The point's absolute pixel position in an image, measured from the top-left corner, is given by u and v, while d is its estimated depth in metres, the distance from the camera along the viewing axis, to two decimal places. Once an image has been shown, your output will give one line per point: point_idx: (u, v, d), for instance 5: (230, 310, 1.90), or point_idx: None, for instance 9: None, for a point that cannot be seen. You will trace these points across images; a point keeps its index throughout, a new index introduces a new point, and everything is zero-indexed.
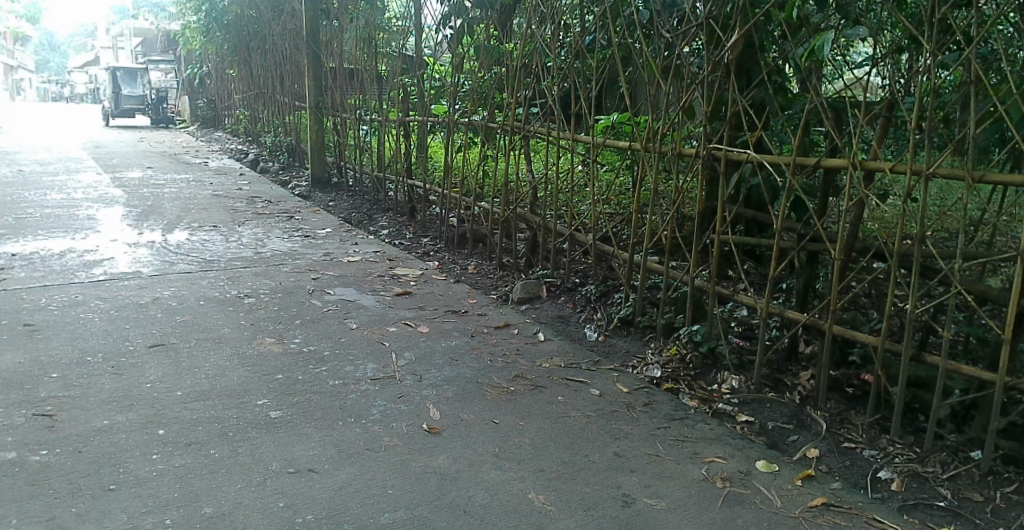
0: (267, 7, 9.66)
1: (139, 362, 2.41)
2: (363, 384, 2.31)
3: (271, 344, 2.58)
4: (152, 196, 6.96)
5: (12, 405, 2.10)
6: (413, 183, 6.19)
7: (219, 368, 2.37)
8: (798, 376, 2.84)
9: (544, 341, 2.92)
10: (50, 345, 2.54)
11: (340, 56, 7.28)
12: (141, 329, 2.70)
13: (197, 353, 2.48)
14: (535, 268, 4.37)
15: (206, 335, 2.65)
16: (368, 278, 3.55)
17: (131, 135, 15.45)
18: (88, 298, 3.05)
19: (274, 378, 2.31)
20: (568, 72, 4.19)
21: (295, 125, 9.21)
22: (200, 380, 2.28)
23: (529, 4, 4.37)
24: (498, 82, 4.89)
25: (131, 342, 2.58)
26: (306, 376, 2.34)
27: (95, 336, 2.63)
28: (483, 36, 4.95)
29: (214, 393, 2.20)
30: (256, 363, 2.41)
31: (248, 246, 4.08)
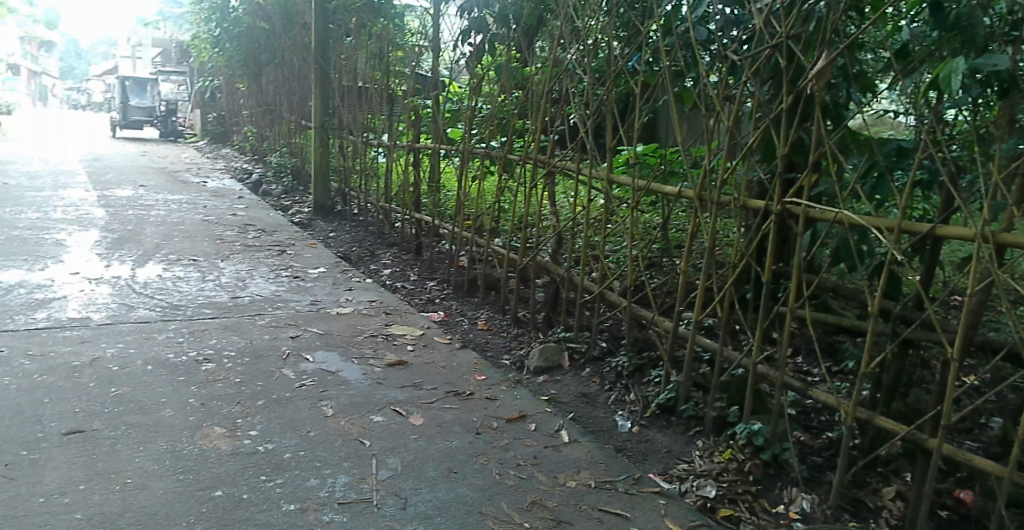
0: (280, 16, 9.34)
1: (40, 462, 2.49)
2: (326, 514, 2.28)
3: (218, 439, 2.74)
4: (137, 219, 7.29)
5: None
6: (422, 218, 5.75)
7: (141, 479, 2.42)
8: (879, 493, 2.46)
9: (567, 443, 2.89)
10: None
11: (353, 74, 6.90)
12: (62, 406, 2.96)
13: (121, 450, 2.61)
14: (556, 327, 4.08)
15: (140, 421, 2.85)
16: (357, 341, 3.94)
17: (137, 149, 15.42)
18: (14, 355, 3.47)
19: (212, 497, 2.34)
20: (601, 100, 3.76)
21: (301, 146, 8.88)
22: (112, 495, 2.31)
23: (564, 18, 3.94)
24: (520, 107, 4.44)
25: (44, 429, 2.73)
26: (251, 495, 2.37)
27: (6, 414, 2.84)
28: (504, 56, 4.52)
29: (128, 516, 2.20)
30: (189, 472, 2.49)
31: (223, 289, 4.84)
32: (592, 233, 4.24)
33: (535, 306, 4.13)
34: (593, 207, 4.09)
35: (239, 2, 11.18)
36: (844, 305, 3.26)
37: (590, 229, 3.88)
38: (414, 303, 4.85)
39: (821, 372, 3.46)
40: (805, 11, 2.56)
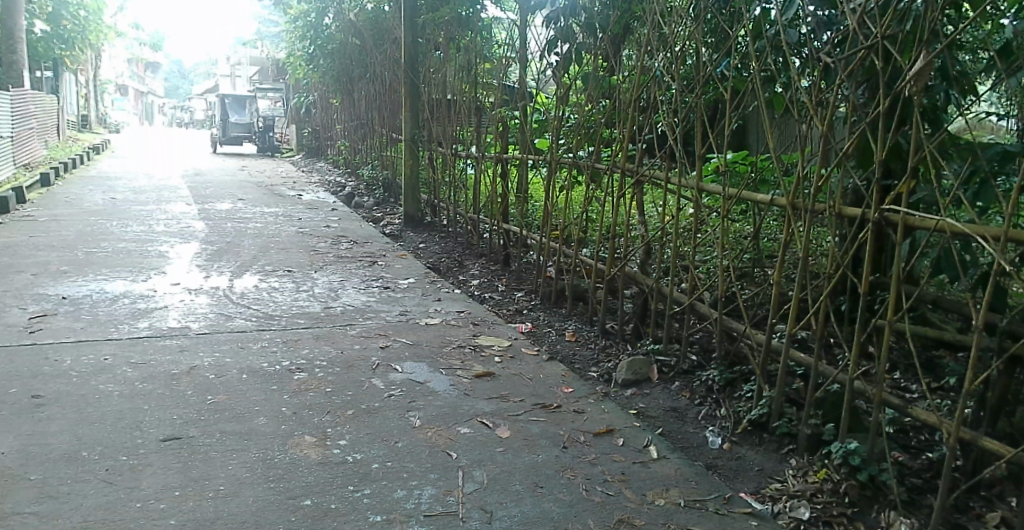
0: (372, 32, 9.69)
1: (138, 469, 2.62)
2: (411, 526, 2.31)
3: (309, 448, 2.83)
4: (236, 232, 7.65)
5: None
6: (510, 228, 5.85)
7: (233, 487, 2.51)
8: (986, 519, 2.31)
9: (655, 460, 2.86)
10: (53, 439, 2.84)
11: (442, 87, 7.07)
12: (160, 413, 3.12)
13: (215, 457, 2.73)
14: (644, 338, 4.16)
15: (235, 429, 2.98)
16: (445, 351, 4.02)
17: (237, 164, 16.23)
18: (118, 364, 3.69)
19: (301, 506, 2.41)
20: (690, 107, 3.72)
21: (393, 159, 9.15)
22: (206, 502, 2.41)
23: (652, 25, 3.93)
24: (607, 116, 4.46)
25: (145, 436, 2.89)
26: (337, 505, 2.42)
27: (111, 421, 3.03)
28: (592, 65, 4.54)
29: (219, 523, 2.28)
30: (279, 480, 2.57)
31: (316, 300, 5.00)
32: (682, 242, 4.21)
33: (622, 318, 4.22)
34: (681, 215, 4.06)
35: (333, 20, 11.62)
36: (946, 318, 3.10)
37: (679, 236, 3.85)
38: (502, 312, 4.97)
39: (920, 388, 3.31)
40: (901, 10, 2.44)
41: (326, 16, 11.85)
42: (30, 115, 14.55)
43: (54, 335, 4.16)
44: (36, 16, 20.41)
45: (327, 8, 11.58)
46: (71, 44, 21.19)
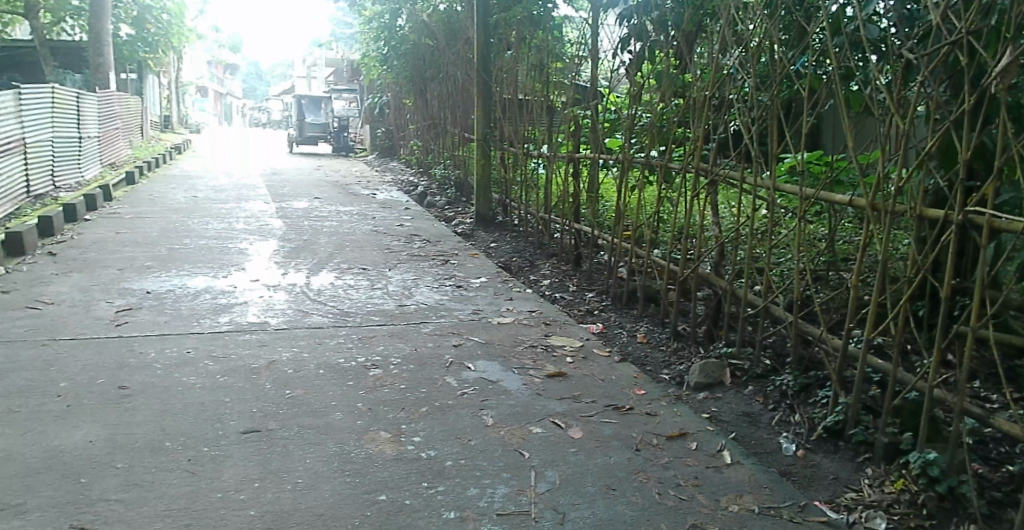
0: (444, 31, 9.97)
1: (219, 460, 2.74)
2: (484, 525, 2.37)
3: (384, 443, 2.93)
4: (312, 229, 7.92)
5: (64, 506, 2.38)
6: (582, 229, 6.03)
7: (311, 480, 2.61)
8: None
9: (729, 466, 2.90)
10: (138, 429, 2.99)
11: (514, 87, 7.36)
12: (239, 406, 3.24)
13: (292, 450, 2.84)
14: (717, 341, 4.32)
15: (313, 422, 3.09)
16: (517, 350, 4.23)
17: (312, 163, 16.81)
18: (201, 357, 3.87)
19: (377, 501, 2.48)
20: (767, 107, 3.69)
21: (465, 158, 9.39)
22: (284, 494, 2.50)
23: (727, 20, 3.91)
24: (681, 117, 4.53)
25: (225, 428, 3.02)
26: (411, 501, 2.48)
27: (194, 412, 3.18)
28: (665, 63, 4.60)
29: (297, 515, 2.37)
30: (355, 475, 2.65)
31: (389, 299, 5.16)
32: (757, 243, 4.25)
33: (695, 321, 4.39)
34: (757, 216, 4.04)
35: (405, 21, 11.91)
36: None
37: (753, 236, 3.83)
38: (574, 313, 5.16)
39: (1003, 398, 3.23)
40: (987, 4, 2.36)
41: (399, 18, 12.13)
42: (116, 116, 15.29)
43: (139, 328, 4.38)
44: (122, 21, 21.45)
45: (400, 9, 11.88)
46: (155, 47, 22.19)
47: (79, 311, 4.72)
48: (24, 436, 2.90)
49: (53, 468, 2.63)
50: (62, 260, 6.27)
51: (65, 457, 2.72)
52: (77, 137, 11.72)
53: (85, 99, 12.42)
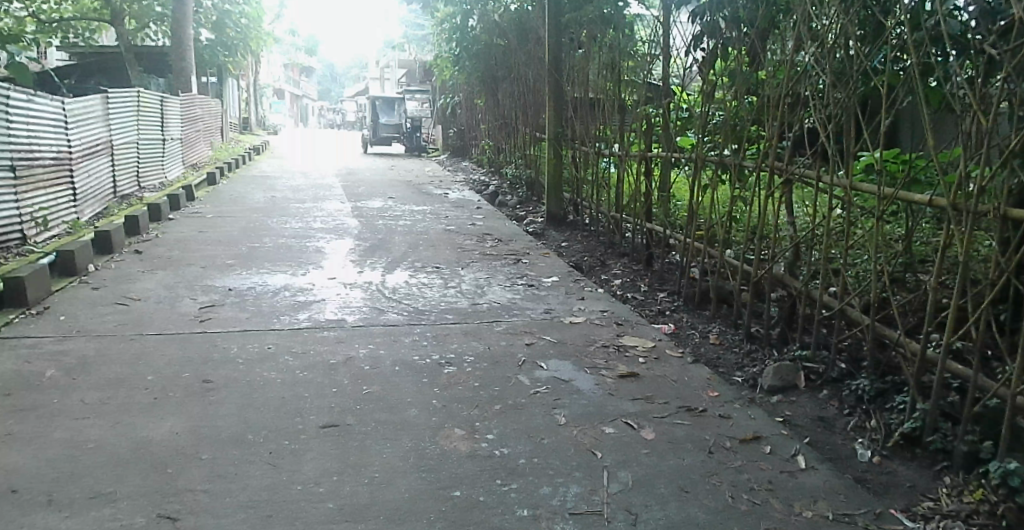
0: (516, 31, 10.17)
1: (298, 454, 2.90)
2: (557, 523, 2.46)
3: (459, 440, 3.06)
4: (386, 228, 8.18)
5: (151, 495, 2.57)
6: (654, 228, 6.09)
7: (387, 475, 2.74)
8: None
9: (803, 471, 2.90)
10: (222, 422, 3.20)
11: (585, 86, 7.54)
12: (315, 402, 3.42)
13: (371, 445, 2.99)
14: (791, 343, 4.31)
15: (390, 418, 3.25)
16: (589, 350, 4.31)
17: (386, 163, 17.26)
18: (282, 353, 4.09)
19: (451, 497, 2.60)
20: (845, 105, 3.69)
21: (536, 157, 9.53)
22: (364, 487, 2.65)
23: (802, 19, 3.98)
24: (754, 114, 4.57)
25: (305, 423, 3.20)
26: (485, 498, 2.59)
27: (275, 406, 3.37)
28: (736, 61, 4.74)
29: (375, 509, 2.51)
30: (432, 471, 2.78)
31: (461, 297, 5.32)
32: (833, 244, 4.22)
33: (769, 323, 4.39)
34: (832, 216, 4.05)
35: (477, 22, 12.14)
36: None
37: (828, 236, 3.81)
38: (646, 313, 5.23)
39: None
40: None
41: (471, 18, 12.25)
42: (198, 118, 16.07)
43: (222, 324, 4.65)
44: (202, 26, 22.45)
45: (472, 10, 12.12)
46: (235, 51, 23.13)
47: (165, 307, 5.03)
48: (115, 426, 3.14)
49: (141, 458, 2.85)
50: (149, 258, 6.67)
51: (153, 448, 2.94)
52: (161, 139, 12.37)
53: (169, 101, 13.11)
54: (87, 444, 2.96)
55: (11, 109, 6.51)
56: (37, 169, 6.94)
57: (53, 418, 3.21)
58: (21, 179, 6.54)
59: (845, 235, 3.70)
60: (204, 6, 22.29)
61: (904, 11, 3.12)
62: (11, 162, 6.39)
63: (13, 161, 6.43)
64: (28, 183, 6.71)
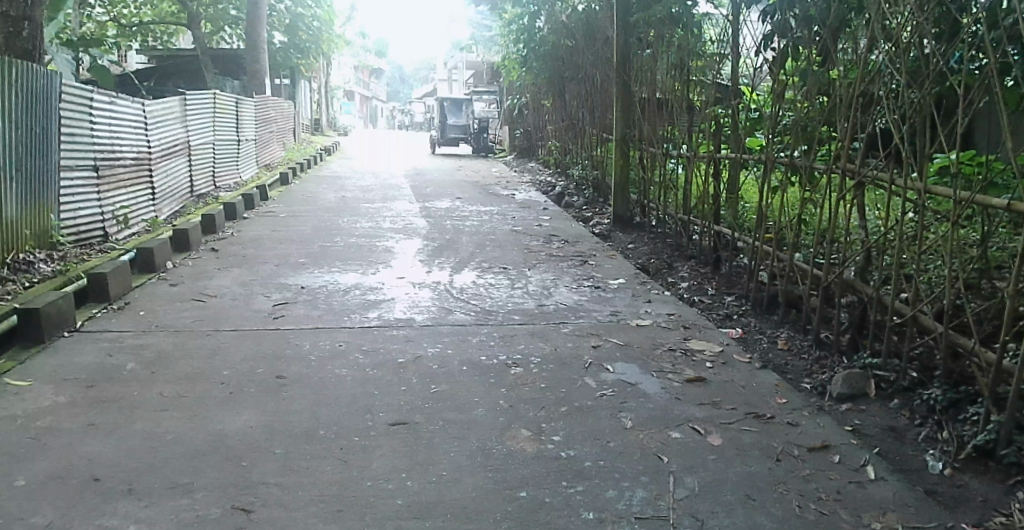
0: (584, 32, 10.23)
1: (366, 450, 3.05)
2: (622, 526, 2.52)
3: (525, 441, 3.15)
4: (454, 229, 8.37)
5: (226, 487, 2.74)
6: (721, 231, 6.06)
7: (455, 473, 2.86)
8: None
9: (872, 481, 2.88)
10: (295, 417, 3.38)
11: (653, 86, 7.56)
12: (384, 399, 3.58)
13: (441, 443, 3.12)
14: (861, 350, 4.24)
15: (458, 417, 3.37)
16: (656, 354, 4.35)
17: (454, 164, 17.55)
18: (353, 350, 4.28)
19: (518, 497, 2.69)
20: (920, 106, 3.64)
21: (603, 158, 9.57)
22: (434, 485, 2.77)
23: (876, 19, 3.93)
24: (825, 114, 4.53)
25: (375, 420, 3.35)
26: (549, 500, 2.68)
27: (346, 403, 3.53)
28: (807, 61, 4.71)
29: (443, 506, 2.62)
30: (499, 470, 2.88)
31: (527, 298, 5.43)
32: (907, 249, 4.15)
33: (839, 329, 4.34)
34: (906, 220, 3.98)
35: (545, 23, 12.24)
36: None
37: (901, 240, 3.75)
38: (712, 316, 5.22)
39: None
40: None
41: (538, 19, 12.30)
42: (271, 120, 16.70)
43: (294, 321, 4.87)
44: (276, 29, 23.28)
45: (539, 11, 12.23)
46: (307, 54, 23.89)
47: (241, 304, 5.30)
48: (192, 419, 3.35)
49: (216, 451, 3.04)
50: (224, 255, 7.02)
51: (229, 441, 3.13)
52: (236, 140, 12.93)
53: (244, 103, 13.68)
54: (167, 436, 3.17)
55: (95, 112, 6.95)
56: (119, 168, 7.40)
57: (134, 410, 3.45)
58: (103, 178, 7.00)
59: (919, 239, 3.64)
60: (277, 9, 23.11)
61: (981, 10, 3.08)
62: (94, 162, 6.85)
63: (97, 161, 6.90)
64: (110, 182, 7.16)
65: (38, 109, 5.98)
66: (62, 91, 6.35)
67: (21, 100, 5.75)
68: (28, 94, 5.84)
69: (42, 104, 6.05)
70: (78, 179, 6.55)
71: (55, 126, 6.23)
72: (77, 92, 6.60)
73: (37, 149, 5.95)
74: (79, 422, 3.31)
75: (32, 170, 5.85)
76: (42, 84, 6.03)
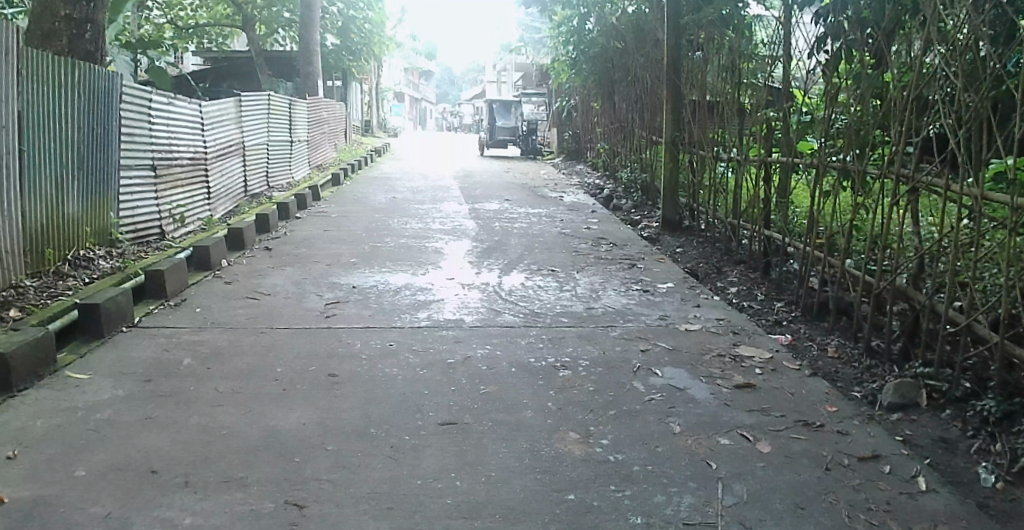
0: (634, 33, 10.25)
1: (417, 449, 3.16)
2: None
3: (574, 443, 3.23)
4: (502, 230, 8.48)
5: (283, 482, 2.88)
6: (771, 236, 6.03)
7: (503, 474, 2.95)
8: None
9: (923, 493, 2.87)
10: (349, 415, 3.52)
11: (704, 89, 7.56)
12: (435, 399, 3.69)
13: (490, 444, 3.21)
14: (913, 360, 4.19)
15: (507, 419, 3.47)
16: (704, 359, 4.37)
17: (503, 166, 17.70)
18: (403, 349, 4.41)
19: (565, 499, 2.77)
20: (976, 110, 3.59)
21: (652, 160, 9.57)
22: (484, 485, 2.87)
23: (932, 22, 3.90)
24: (879, 118, 4.49)
25: (427, 420, 3.47)
26: (596, 503, 2.74)
27: (396, 402, 3.66)
28: (860, 63, 4.68)
29: (492, 507, 2.72)
30: (547, 473, 2.97)
31: (576, 301, 5.51)
32: (962, 256, 4.09)
33: (890, 338, 4.29)
34: (961, 227, 3.93)
35: (594, 25, 12.29)
36: None
37: (956, 247, 3.71)
38: (761, 322, 5.20)
39: None
40: None
41: (588, 21, 12.36)
42: (324, 121, 17.12)
43: (346, 320, 5.04)
44: (329, 31, 23.80)
45: (589, 13, 12.28)
46: (359, 56, 24.37)
47: (293, 302, 5.50)
48: (246, 415, 3.52)
49: (270, 446, 3.19)
50: (277, 254, 7.28)
51: (281, 437, 3.28)
52: (289, 141, 13.32)
53: (298, 105, 14.08)
54: (222, 431, 3.34)
55: (153, 113, 7.28)
56: (176, 168, 7.74)
57: (190, 405, 3.63)
58: (161, 178, 7.34)
59: (974, 246, 3.60)
60: (330, 11, 23.64)
61: None
62: (152, 161, 7.19)
63: (154, 160, 7.24)
64: (167, 181, 7.50)
65: (101, 110, 6.24)
66: (124, 92, 6.62)
67: (85, 101, 6.01)
68: (92, 95, 6.10)
69: (105, 104, 6.31)
70: (136, 177, 6.87)
71: (117, 124, 6.50)
72: (138, 94, 6.90)
73: (98, 148, 6.21)
74: (137, 415, 3.51)
75: (93, 167, 6.12)
76: (105, 85, 6.29)
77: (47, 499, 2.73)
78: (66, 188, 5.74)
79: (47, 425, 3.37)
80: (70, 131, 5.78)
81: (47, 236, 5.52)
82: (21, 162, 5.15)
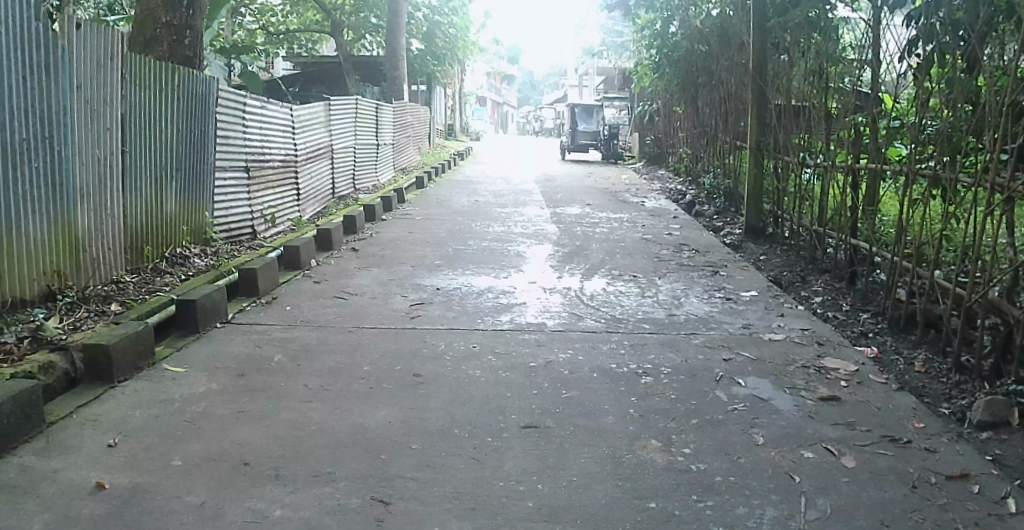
0: (718, 36, 10.17)
1: (499, 452, 3.33)
2: None
3: (656, 451, 3.33)
4: (584, 235, 8.60)
5: (375, 479, 3.10)
6: (857, 245, 5.92)
7: (585, 480, 3.08)
8: None
9: (1014, 515, 2.83)
10: (436, 415, 3.72)
11: (789, 93, 7.47)
12: (519, 402, 3.86)
13: (571, 449, 3.35)
14: (1006, 376, 4.07)
15: (589, 424, 3.59)
16: (789, 370, 4.37)
17: (585, 170, 17.77)
18: (486, 351, 4.61)
19: (646, 507, 2.88)
20: None
21: (736, 165, 9.48)
22: (566, 490, 3.00)
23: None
24: (972, 124, 4.38)
25: (512, 423, 3.63)
26: (677, 513, 2.83)
27: (480, 404, 3.84)
28: (951, 67, 4.58)
29: (574, 511, 2.85)
30: (629, 480, 3.08)
31: (657, 308, 5.57)
32: None
33: (981, 353, 4.18)
34: None
35: (678, 28, 12.23)
36: None
37: None
38: (846, 334, 5.13)
39: None
40: None
41: (672, 24, 12.30)
42: (409, 126, 17.65)
43: (431, 321, 5.28)
44: (414, 36, 24.41)
45: (673, 16, 12.22)
46: (443, 61, 24.92)
47: (380, 302, 5.79)
48: (334, 411, 3.77)
49: (358, 442, 3.43)
50: (364, 254, 7.64)
51: (368, 434, 3.51)
52: (375, 145, 13.83)
53: (384, 109, 14.59)
54: (310, 426, 3.60)
55: (247, 116, 7.74)
56: (268, 169, 8.24)
57: (281, 400, 3.92)
58: (253, 178, 7.82)
59: None
60: (416, 17, 24.25)
61: None
62: (245, 162, 7.68)
63: (247, 162, 7.72)
64: (260, 183, 7.99)
65: (198, 114, 6.72)
66: (218, 98, 7.10)
67: (184, 106, 6.49)
68: (189, 101, 6.58)
69: (202, 108, 6.80)
70: (229, 179, 7.36)
71: (212, 126, 6.98)
72: (232, 98, 7.37)
73: (194, 150, 6.69)
74: (230, 408, 3.81)
75: (190, 168, 6.61)
76: (200, 89, 6.76)
77: (145, 486, 3.03)
78: (166, 187, 6.22)
79: (145, 415, 3.71)
80: (169, 134, 6.24)
81: (149, 232, 6.01)
82: (124, 163, 5.60)
